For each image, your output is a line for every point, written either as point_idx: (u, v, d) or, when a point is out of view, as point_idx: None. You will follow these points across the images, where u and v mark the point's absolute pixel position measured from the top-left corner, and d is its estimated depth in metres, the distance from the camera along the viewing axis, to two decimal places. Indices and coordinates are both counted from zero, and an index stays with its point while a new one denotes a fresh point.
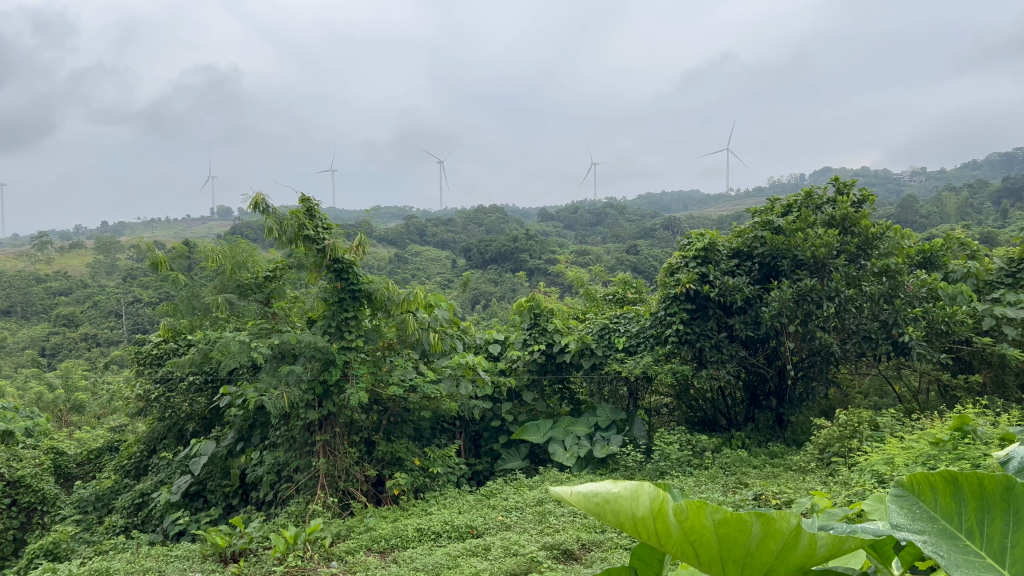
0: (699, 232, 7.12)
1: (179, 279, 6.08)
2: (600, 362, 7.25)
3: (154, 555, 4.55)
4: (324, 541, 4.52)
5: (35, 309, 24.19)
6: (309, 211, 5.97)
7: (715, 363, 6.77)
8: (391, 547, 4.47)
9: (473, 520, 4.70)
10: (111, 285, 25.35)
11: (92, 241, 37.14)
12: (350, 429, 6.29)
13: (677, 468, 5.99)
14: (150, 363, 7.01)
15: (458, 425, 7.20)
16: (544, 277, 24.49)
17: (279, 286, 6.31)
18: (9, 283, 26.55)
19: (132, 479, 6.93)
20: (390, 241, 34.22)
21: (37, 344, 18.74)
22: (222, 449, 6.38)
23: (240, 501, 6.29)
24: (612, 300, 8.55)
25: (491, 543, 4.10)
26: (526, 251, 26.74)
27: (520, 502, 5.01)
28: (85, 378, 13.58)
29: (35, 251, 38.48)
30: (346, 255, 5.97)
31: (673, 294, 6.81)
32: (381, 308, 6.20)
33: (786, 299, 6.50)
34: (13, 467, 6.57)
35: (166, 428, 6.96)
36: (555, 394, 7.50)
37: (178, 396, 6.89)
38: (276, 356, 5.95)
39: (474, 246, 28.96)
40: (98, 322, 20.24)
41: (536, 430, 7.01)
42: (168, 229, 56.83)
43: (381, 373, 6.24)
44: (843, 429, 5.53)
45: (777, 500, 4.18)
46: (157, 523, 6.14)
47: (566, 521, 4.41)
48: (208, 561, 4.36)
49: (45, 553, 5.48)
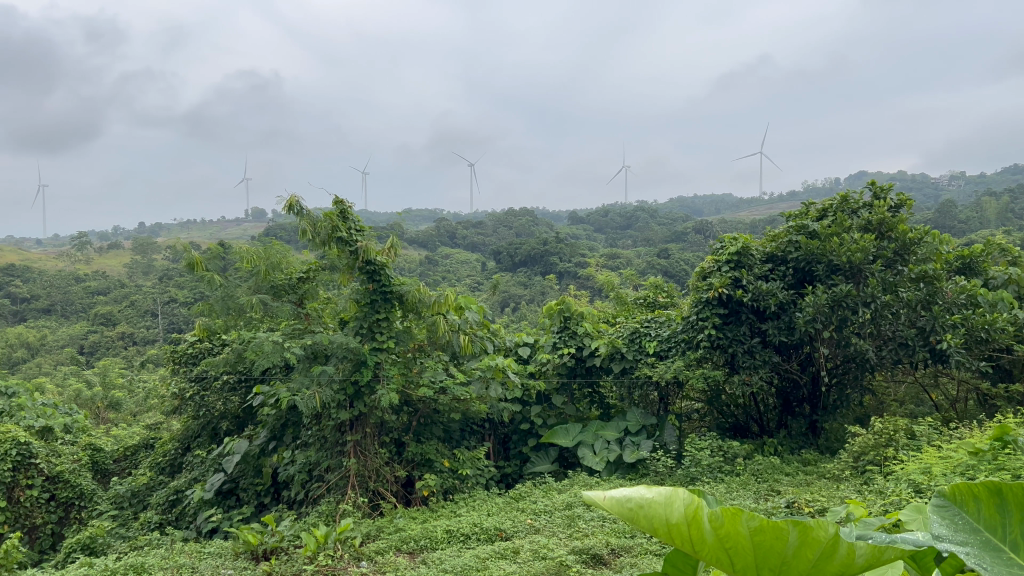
0: (733, 236, 7.04)
1: (214, 280, 6.20)
2: (631, 365, 7.20)
3: (188, 551, 4.62)
4: (354, 540, 4.52)
5: (74, 309, 24.73)
6: (342, 214, 6.02)
7: (748, 368, 6.68)
8: (420, 548, 4.47)
9: (502, 522, 4.69)
10: (149, 285, 25.82)
11: (130, 242, 37.95)
12: (381, 430, 6.33)
13: (708, 474, 5.93)
14: (186, 362, 7.15)
15: (487, 428, 7.25)
16: (574, 281, 24.52)
17: (313, 287, 6.40)
18: (48, 282, 27.14)
19: (167, 476, 7.03)
20: (421, 243, 34.38)
21: (76, 342, 19.14)
22: (254, 447, 6.45)
23: (272, 500, 6.34)
24: (643, 304, 8.48)
25: (520, 546, 4.08)
26: (556, 254, 26.73)
27: (549, 505, 5.00)
28: (121, 376, 13.80)
29: (74, 252, 39.32)
30: (378, 256, 5.99)
31: (705, 298, 6.75)
32: (412, 310, 6.22)
33: (821, 304, 6.39)
34: (52, 462, 6.73)
35: (200, 427, 7.05)
36: (585, 397, 7.52)
37: (212, 395, 6.98)
38: (309, 356, 6.04)
39: (504, 249, 28.91)
40: (135, 322, 20.60)
41: (565, 434, 7.05)
42: (203, 231, 57.72)
43: (412, 375, 6.28)
44: (879, 436, 5.42)
45: (810, 509, 4.14)
46: (190, 520, 6.21)
47: (595, 526, 4.39)
48: (241, 558, 4.42)
49: (82, 548, 5.63)
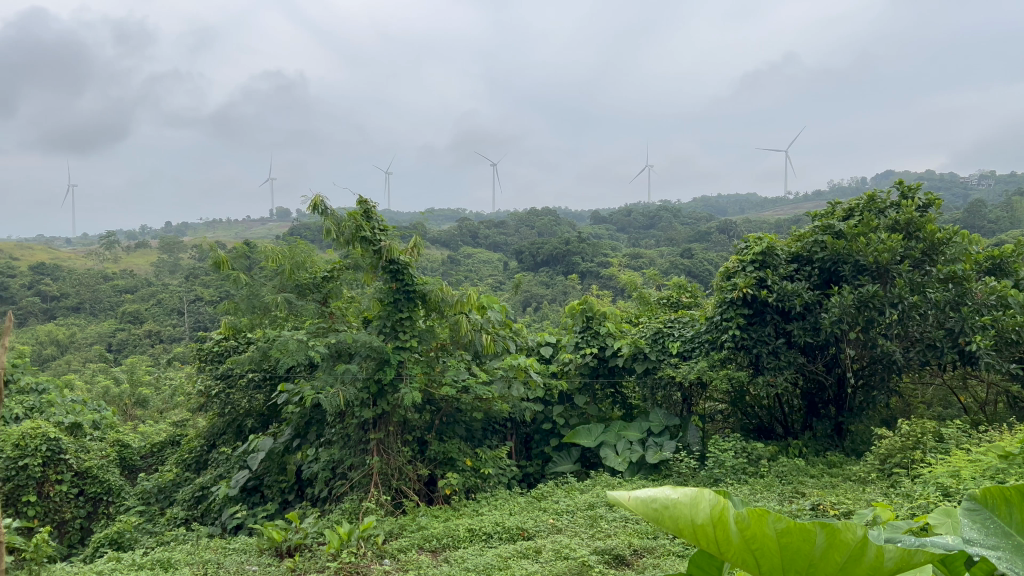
0: (758, 236, 6.99)
1: (240, 278, 6.31)
2: (654, 366, 7.17)
3: (213, 547, 4.67)
4: (377, 538, 4.54)
5: (102, 307, 25.10)
6: (366, 213, 6.05)
7: (772, 369, 6.62)
8: (442, 547, 4.49)
9: (524, 522, 4.70)
10: (175, 284, 26.15)
11: (157, 241, 38.43)
12: (404, 428, 6.35)
13: (732, 476, 5.88)
14: (212, 360, 7.23)
15: (509, 427, 7.26)
16: (596, 280, 24.48)
17: (337, 286, 6.44)
18: (77, 281, 27.56)
19: (193, 472, 7.11)
20: (443, 243, 34.50)
21: (105, 340, 19.43)
22: (279, 445, 6.50)
23: (296, 497, 6.39)
24: (667, 304, 8.44)
25: (542, 545, 4.08)
26: (578, 254, 26.68)
27: (571, 505, 4.99)
28: (149, 373, 14.00)
29: (103, 250, 39.91)
30: (402, 255, 6.01)
31: (729, 298, 6.70)
32: (435, 309, 6.23)
33: (847, 305, 6.33)
34: (81, 458, 6.83)
35: (225, 424, 7.12)
36: (607, 397, 7.51)
37: (238, 392, 7.05)
38: (332, 355, 6.06)
39: (526, 249, 28.90)
40: (161, 320, 20.87)
41: (587, 434, 7.03)
42: (228, 230, 58.34)
43: (434, 374, 6.30)
44: (906, 439, 5.36)
45: (836, 511, 4.10)
46: (216, 516, 6.28)
47: (618, 526, 4.38)
48: (265, 554, 4.47)
49: (110, 542, 5.71)
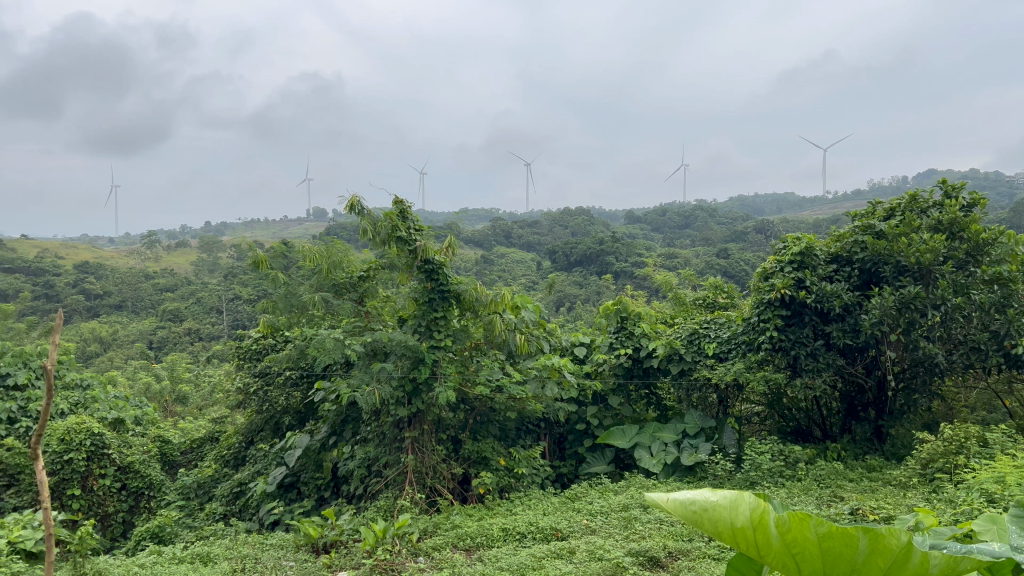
0: (796, 236, 6.90)
1: (277, 278, 6.37)
2: (689, 367, 7.12)
3: (251, 542, 4.74)
4: (411, 536, 4.57)
5: (143, 305, 25.61)
6: (402, 213, 6.09)
7: (810, 372, 6.52)
8: (476, 546, 4.50)
9: (558, 522, 4.69)
10: (214, 283, 26.60)
11: (197, 240, 39.08)
12: (438, 427, 6.37)
13: (769, 478, 5.81)
14: (251, 357, 7.33)
15: (543, 427, 7.25)
16: (630, 281, 24.35)
17: (373, 286, 6.48)
18: (120, 279, 28.17)
19: (231, 468, 7.23)
20: (477, 243, 34.63)
21: (146, 337, 19.84)
22: (315, 442, 6.59)
23: (332, 494, 6.44)
24: (703, 305, 8.38)
25: (576, 546, 4.07)
26: (611, 254, 26.55)
27: (605, 506, 4.98)
28: (188, 370, 14.26)
29: (144, 249, 40.72)
30: (436, 255, 6.04)
31: (767, 299, 6.62)
32: (469, 309, 6.25)
33: (887, 306, 6.22)
34: (123, 453, 6.98)
35: (263, 421, 7.22)
36: (642, 398, 7.48)
37: (275, 390, 7.14)
38: (369, 354, 6.17)
39: (560, 249, 28.83)
40: (201, 318, 21.24)
41: (622, 435, 7.00)
42: (265, 230, 59.16)
43: (468, 373, 6.31)
44: (948, 443, 5.24)
45: (875, 516, 4.03)
46: (253, 512, 6.38)
47: (652, 528, 4.35)
48: (302, 550, 4.53)
49: (151, 536, 5.83)
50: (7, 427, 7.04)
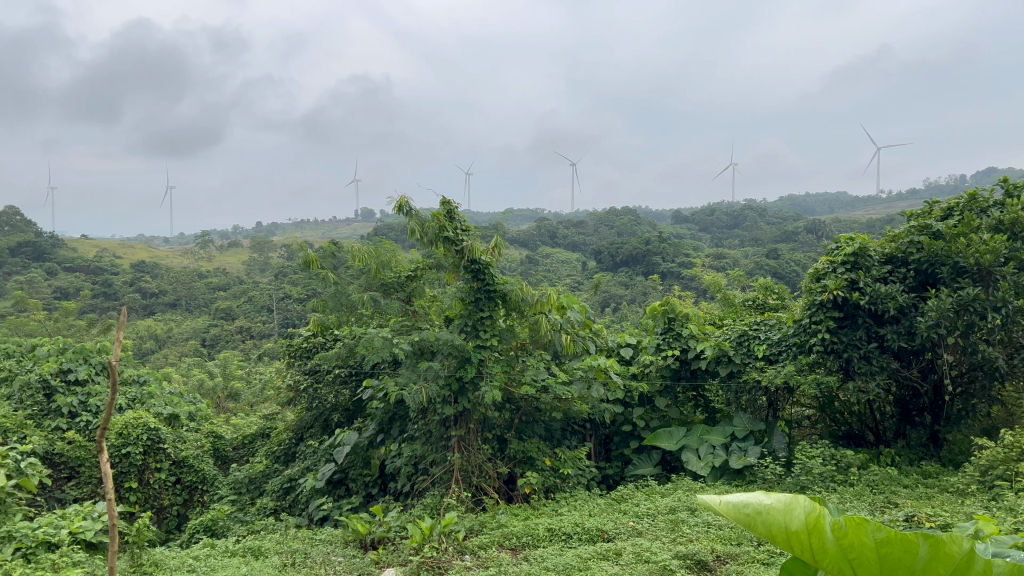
0: (849, 237, 6.77)
1: (327, 278, 6.38)
2: (738, 369, 7.04)
3: (301, 537, 4.82)
4: (458, 534, 4.59)
5: (197, 303, 26.26)
6: (449, 214, 6.14)
7: (863, 375, 6.38)
8: (522, 545, 4.51)
9: (604, 524, 4.67)
10: (265, 282, 27.13)
11: (249, 240, 39.89)
12: (484, 426, 6.41)
13: (820, 483, 5.70)
14: (301, 355, 7.45)
15: (589, 428, 7.23)
16: (677, 281, 24.10)
17: (420, 286, 6.55)
18: (175, 279, 28.91)
19: (282, 464, 7.36)
20: (523, 244, 34.68)
21: (199, 335, 20.33)
22: (363, 440, 6.67)
23: (379, 491, 6.50)
24: (752, 306, 8.25)
25: (622, 548, 4.05)
26: (658, 254, 26.31)
27: (652, 508, 4.94)
28: (241, 367, 14.57)
29: (198, 250, 41.75)
30: (483, 255, 6.06)
31: (819, 301, 6.51)
32: (515, 309, 6.25)
33: (944, 309, 6.05)
34: (178, 447, 7.16)
35: (312, 418, 7.34)
36: (689, 400, 7.39)
37: (325, 387, 7.24)
38: (415, 352, 6.19)
39: (606, 249, 28.67)
40: (252, 316, 21.68)
41: (669, 437, 6.92)
42: (315, 231, 60.10)
43: (514, 372, 6.32)
44: (1009, 450, 5.08)
45: (931, 523, 3.93)
46: (303, 507, 6.51)
47: (700, 531, 4.31)
48: (350, 546, 4.60)
49: (204, 529, 6.00)
50: (68, 420, 7.26)
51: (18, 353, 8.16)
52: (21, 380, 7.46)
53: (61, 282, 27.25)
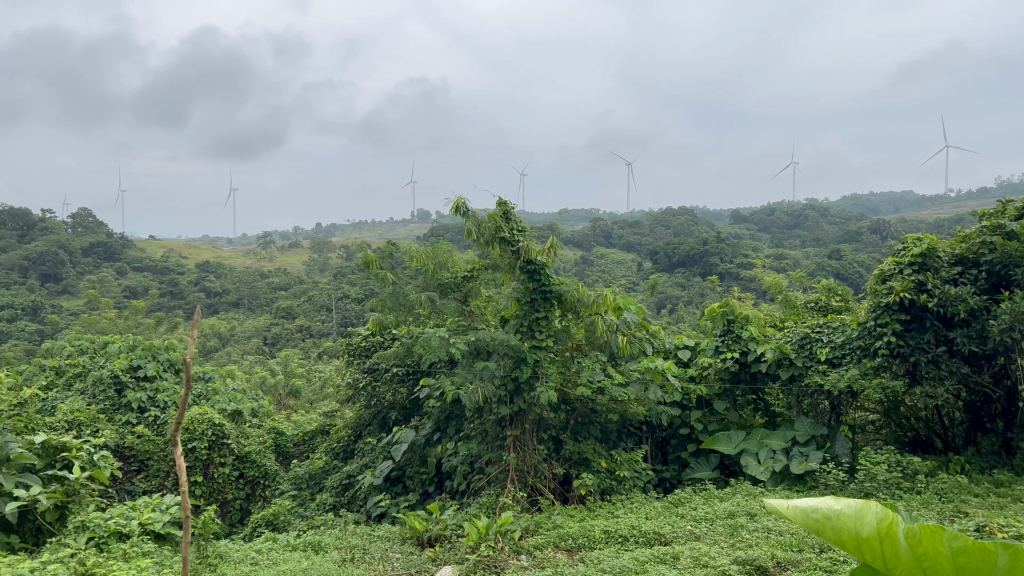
0: (916, 237, 6.56)
1: (386, 278, 6.56)
2: (800, 373, 6.91)
3: (359, 533, 4.90)
4: (514, 534, 4.60)
5: (259, 302, 26.90)
6: (505, 214, 6.17)
7: (931, 380, 6.17)
8: (578, 546, 4.50)
9: (661, 527, 4.63)
10: (324, 282, 27.64)
11: (309, 241, 40.68)
12: (539, 426, 6.40)
13: (885, 490, 5.55)
14: (360, 354, 7.57)
15: (645, 431, 7.17)
16: (736, 282, 23.70)
17: (477, 286, 6.57)
18: (238, 279, 29.67)
19: (340, 461, 7.48)
20: (578, 244, 34.58)
21: (261, 333, 20.83)
22: (420, 438, 6.73)
23: (436, 489, 6.56)
24: (815, 309, 8.07)
25: (680, 552, 4.01)
26: (716, 255, 25.91)
27: (710, 513, 4.87)
28: (301, 365, 14.88)
29: (260, 251, 42.75)
30: (539, 256, 6.06)
31: (884, 303, 6.34)
32: (571, 309, 6.23)
33: (1019, 312, 5.82)
34: (242, 443, 7.35)
35: (371, 416, 7.44)
36: (748, 404, 7.21)
37: (382, 386, 7.33)
38: (473, 352, 6.26)
39: (662, 249, 28.35)
40: (312, 315, 22.12)
41: (727, 441, 6.85)
42: (372, 231, 60.97)
43: (570, 373, 6.32)
44: None
45: (1004, 535, 3.78)
46: (361, 504, 6.61)
47: (760, 536, 4.24)
48: (408, 543, 4.66)
49: (266, 523, 6.14)
50: (138, 415, 7.50)
51: (91, 350, 8.48)
52: (94, 375, 7.75)
53: (131, 282, 28.24)
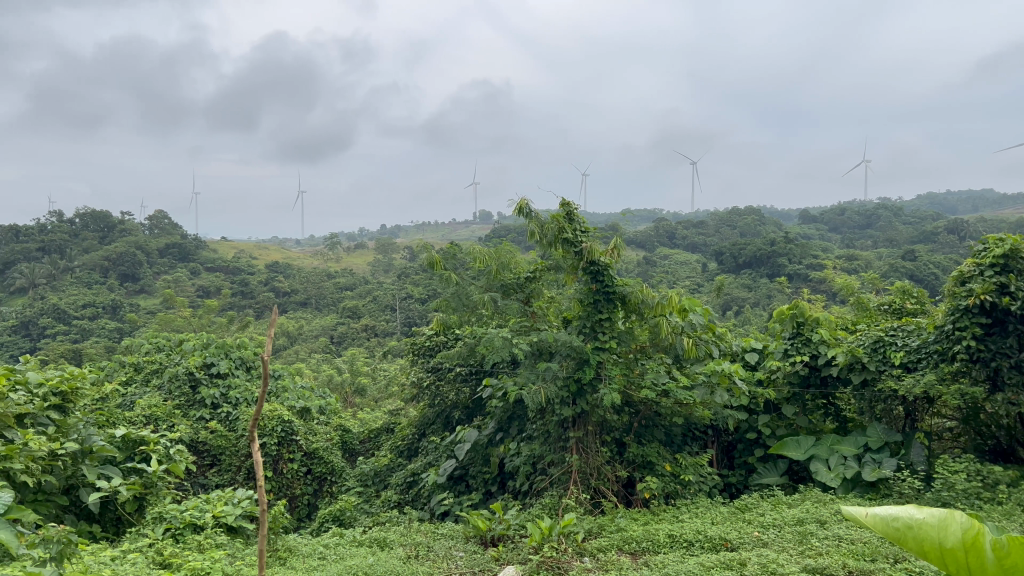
0: (999, 237, 6.22)
1: (449, 279, 6.68)
2: (873, 378, 6.69)
3: (423, 530, 4.97)
4: (577, 535, 4.58)
5: (326, 302, 27.47)
6: (568, 215, 6.16)
7: (1014, 386, 5.90)
8: (642, 550, 4.46)
9: (727, 532, 4.55)
10: (388, 282, 28.05)
11: (374, 242, 41.34)
12: (603, 428, 6.36)
13: (963, 500, 5.33)
14: (424, 354, 7.66)
15: (711, 434, 7.10)
16: (805, 284, 23.13)
17: (539, 286, 6.58)
18: (306, 279, 30.36)
19: (404, 458, 7.58)
20: (641, 245, 34.25)
21: (328, 332, 21.26)
22: (483, 438, 6.77)
23: (498, 488, 6.59)
24: (888, 311, 7.81)
25: (746, 558, 3.93)
26: (784, 256, 25.32)
27: (778, 519, 4.77)
28: (366, 364, 15.13)
29: (326, 252, 43.66)
30: (603, 257, 6.03)
31: (963, 306, 6.09)
32: (635, 311, 6.16)
33: None
34: (309, 439, 7.52)
35: (435, 415, 7.53)
36: (818, 409, 7.07)
37: (446, 385, 7.39)
38: (535, 353, 6.27)
39: (727, 249, 27.84)
40: (376, 315, 22.47)
41: (796, 446, 6.69)
42: (435, 232, 61.60)
43: (633, 376, 6.29)
44: None
45: None
46: (425, 502, 6.69)
47: (831, 544, 4.13)
48: (471, 542, 4.70)
49: (332, 518, 6.30)
50: (211, 410, 7.76)
51: (168, 347, 8.79)
52: (171, 372, 8.04)
53: (205, 282, 29.17)
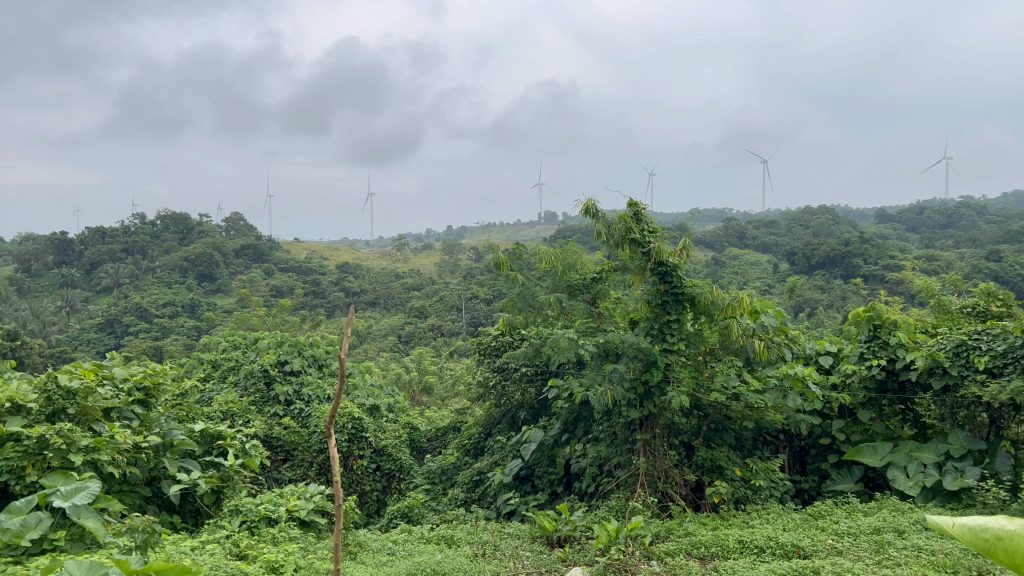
0: None
1: (516, 278, 6.72)
2: (955, 383, 6.39)
3: (491, 529, 5.00)
4: (644, 538, 4.53)
5: (394, 302, 27.89)
6: (636, 215, 6.11)
7: None
8: (711, 555, 4.40)
9: (800, 539, 4.44)
10: (455, 283, 28.31)
11: (441, 243, 41.79)
12: (670, 432, 6.34)
13: None
14: (491, 353, 7.71)
15: (782, 440, 6.98)
16: (882, 286, 22.40)
17: (606, 287, 6.58)
18: (375, 279, 30.89)
19: (471, 457, 7.66)
20: (710, 245, 33.71)
21: (396, 332, 21.60)
22: (549, 438, 6.78)
23: (564, 489, 6.59)
24: (972, 314, 7.48)
25: (820, 566, 3.83)
26: (859, 256, 24.57)
27: (853, 528, 4.63)
28: (434, 363, 15.31)
29: (394, 252, 44.32)
30: (670, 258, 5.94)
31: None
32: (704, 312, 6.06)
33: None
34: (378, 437, 7.65)
35: (501, 414, 7.58)
36: (896, 415, 6.84)
37: (512, 385, 7.42)
38: (602, 354, 6.23)
39: (800, 249, 27.16)
40: (443, 315, 22.72)
41: (872, 453, 6.50)
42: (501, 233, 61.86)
43: (702, 379, 6.28)
44: None
45: None
46: (491, 501, 6.74)
47: (909, 555, 3.99)
48: (538, 542, 4.71)
49: (401, 515, 6.38)
50: (285, 407, 7.98)
51: (244, 344, 9.08)
52: (247, 369, 8.29)
53: (278, 282, 29.98)
